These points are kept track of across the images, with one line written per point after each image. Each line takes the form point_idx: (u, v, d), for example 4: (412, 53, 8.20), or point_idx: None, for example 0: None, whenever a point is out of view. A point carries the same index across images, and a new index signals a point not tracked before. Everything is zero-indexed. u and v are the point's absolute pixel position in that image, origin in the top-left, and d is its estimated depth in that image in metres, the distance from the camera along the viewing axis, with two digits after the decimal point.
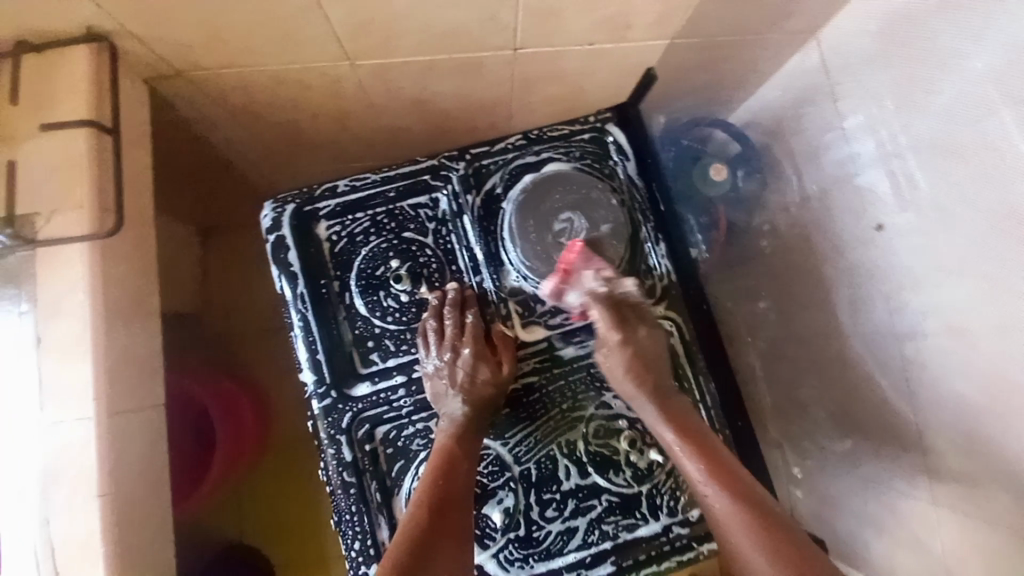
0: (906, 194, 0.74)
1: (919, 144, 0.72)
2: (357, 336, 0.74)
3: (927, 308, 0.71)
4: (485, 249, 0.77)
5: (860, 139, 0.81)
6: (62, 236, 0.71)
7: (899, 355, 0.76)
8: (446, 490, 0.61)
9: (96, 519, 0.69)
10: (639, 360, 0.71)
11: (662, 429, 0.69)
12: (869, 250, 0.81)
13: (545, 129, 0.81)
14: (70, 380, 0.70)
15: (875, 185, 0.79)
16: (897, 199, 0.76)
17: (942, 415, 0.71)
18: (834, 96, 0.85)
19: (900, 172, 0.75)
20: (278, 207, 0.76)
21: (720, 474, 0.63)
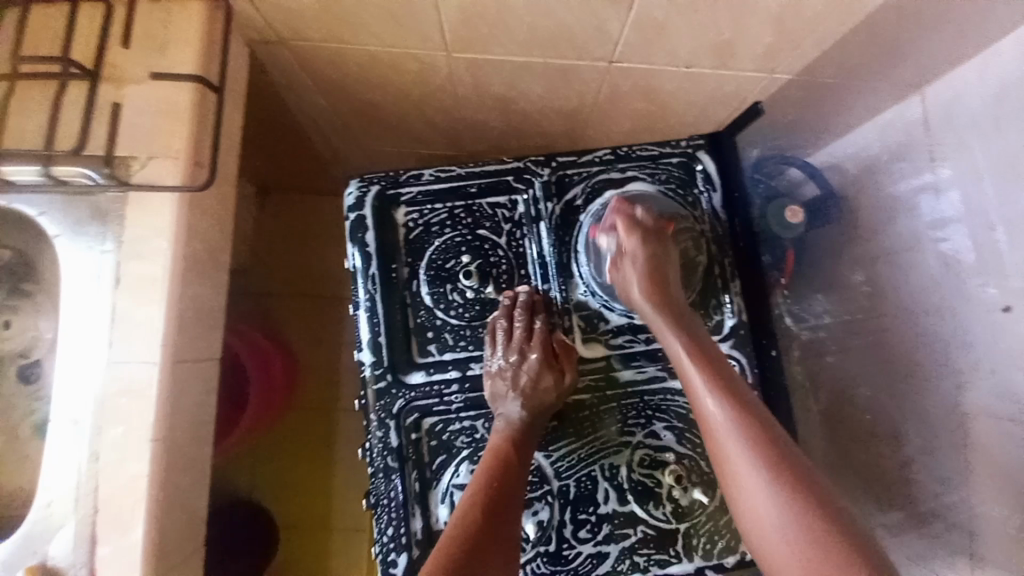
0: (996, 268, 0.72)
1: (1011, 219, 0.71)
2: (418, 325, 0.74)
3: (1008, 390, 0.69)
4: (557, 258, 0.76)
5: (951, 202, 0.79)
6: (155, 182, 0.74)
7: (963, 432, 0.74)
8: (504, 491, 0.62)
9: (146, 462, 0.70)
10: (650, 265, 0.70)
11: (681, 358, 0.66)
12: (944, 319, 0.78)
13: (634, 147, 0.80)
14: (140, 321, 0.72)
15: (961, 253, 0.76)
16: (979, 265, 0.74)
17: (1003, 508, 0.70)
18: (931, 155, 0.82)
19: (994, 245, 0.73)
20: (362, 186, 0.76)
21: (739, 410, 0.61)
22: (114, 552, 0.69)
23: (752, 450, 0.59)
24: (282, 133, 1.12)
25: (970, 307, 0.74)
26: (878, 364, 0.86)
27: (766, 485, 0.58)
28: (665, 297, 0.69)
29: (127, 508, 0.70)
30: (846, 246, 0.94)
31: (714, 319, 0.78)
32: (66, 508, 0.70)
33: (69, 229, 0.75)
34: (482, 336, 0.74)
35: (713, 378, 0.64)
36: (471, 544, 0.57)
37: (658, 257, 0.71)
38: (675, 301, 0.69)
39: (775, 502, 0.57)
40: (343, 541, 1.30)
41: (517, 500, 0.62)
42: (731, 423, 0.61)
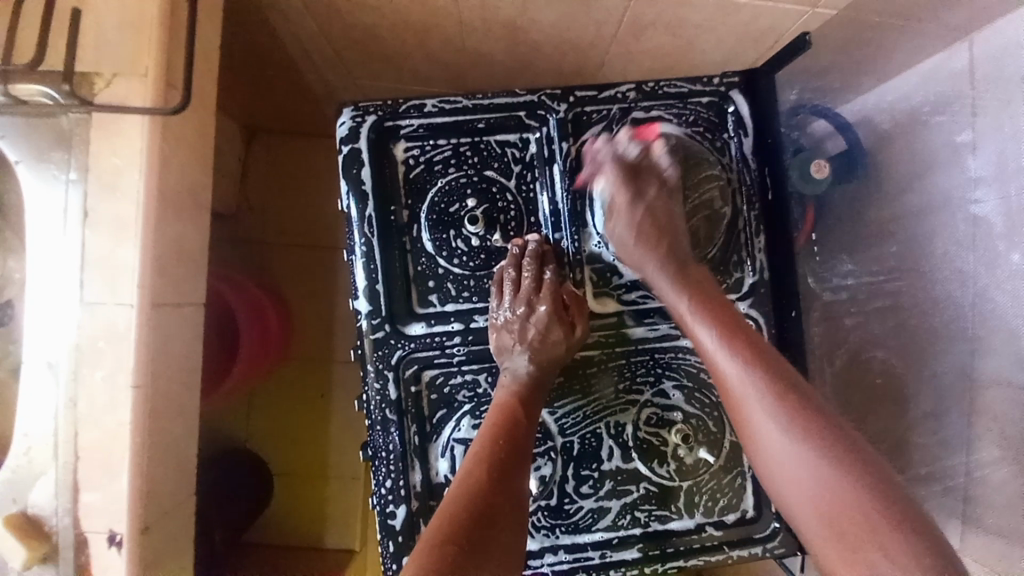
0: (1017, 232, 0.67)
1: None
2: (419, 273, 0.69)
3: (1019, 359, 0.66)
4: (570, 205, 0.70)
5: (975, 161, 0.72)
6: (123, 105, 0.65)
7: (970, 398, 0.72)
8: (510, 450, 0.60)
9: (130, 408, 0.67)
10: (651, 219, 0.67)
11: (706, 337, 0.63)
12: (966, 287, 0.73)
13: (661, 83, 0.72)
14: (114, 259, 0.66)
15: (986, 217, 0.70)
16: (1010, 235, 0.68)
17: (1004, 478, 0.69)
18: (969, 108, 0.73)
19: (1018, 206, 0.67)
20: (357, 117, 0.68)
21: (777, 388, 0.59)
22: (102, 497, 0.67)
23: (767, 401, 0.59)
24: (267, 61, 1.01)
25: (993, 274, 0.69)
26: (892, 330, 0.83)
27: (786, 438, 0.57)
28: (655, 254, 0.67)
29: (111, 455, 0.67)
30: (871, 204, 0.87)
31: (733, 276, 0.73)
32: (49, 453, 0.67)
33: (31, 156, 0.67)
34: (488, 287, 0.69)
35: (728, 330, 0.63)
36: (479, 509, 0.54)
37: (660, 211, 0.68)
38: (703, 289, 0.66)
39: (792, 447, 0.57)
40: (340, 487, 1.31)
41: (526, 463, 0.60)
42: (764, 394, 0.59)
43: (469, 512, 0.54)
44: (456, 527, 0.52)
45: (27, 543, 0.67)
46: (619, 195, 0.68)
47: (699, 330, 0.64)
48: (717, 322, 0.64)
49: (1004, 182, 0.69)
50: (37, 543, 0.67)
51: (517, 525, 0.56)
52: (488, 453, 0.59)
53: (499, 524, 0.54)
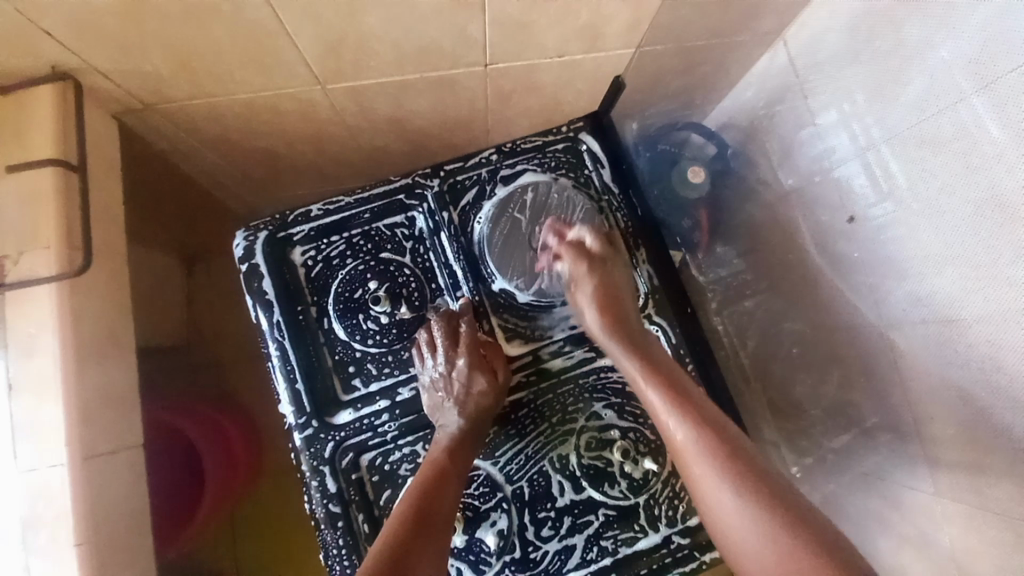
0: (882, 185, 0.76)
1: (892, 136, 0.74)
2: (337, 362, 0.72)
3: (918, 295, 0.71)
4: (464, 265, 0.76)
5: (833, 135, 0.84)
6: (31, 276, 0.70)
7: (889, 345, 0.76)
8: (433, 505, 0.60)
9: (76, 567, 0.66)
10: (603, 287, 0.71)
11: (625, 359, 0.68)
12: (851, 241, 0.81)
13: (519, 140, 0.81)
14: (35, 422, 0.68)
15: (853, 178, 0.80)
16: (874, 188, 0.77)
17: (943, 409, 0.69)
18: (805, 94, 0.89)
19: (876, 165, 0.77)
20: (250, 237, 0.74)
21: (691, 412, 0.63)
22: None
23: (710, 458, 0.60)
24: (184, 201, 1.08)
25: (833, 222, 0.84)
26: (803, 298, 0.89)
27: (713, 466, 0.59)
28: (617, 320, 0.70)
29: None
30: (752, 195, 0.99)
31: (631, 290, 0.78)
32: None
33: None
34: (406, 357, 0.73)
35: (666, 384, 0.66)
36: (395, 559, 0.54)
37: (613, 283, 0.71)
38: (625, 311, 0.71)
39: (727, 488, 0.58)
40: None
41: (450, 517, 0.61)
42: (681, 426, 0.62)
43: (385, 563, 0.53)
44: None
45: None
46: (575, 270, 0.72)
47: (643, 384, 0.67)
48: (653, 371, 0.66)
49: (862, 150, 0.79)
50: None
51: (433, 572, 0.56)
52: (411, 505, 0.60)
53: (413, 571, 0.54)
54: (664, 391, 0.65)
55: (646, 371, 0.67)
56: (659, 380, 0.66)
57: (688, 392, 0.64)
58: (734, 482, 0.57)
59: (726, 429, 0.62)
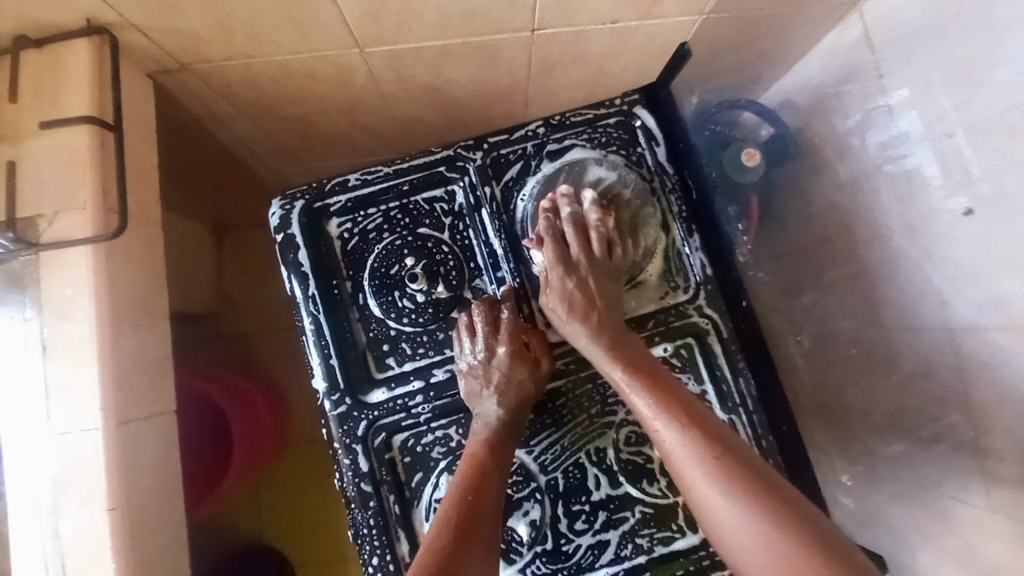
0: (956, 175, 0.68)
1: (976, 124, 0.64)
2: (372, 339, 0.70)
3: (993, 298, 0.64)
4: (505, 244, 0.72)
5: (903, 120, 0.74)
6: (67, 238, 0.68)
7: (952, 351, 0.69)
8: (476, 500, 0.59)
9: (107, 531, 0.66)
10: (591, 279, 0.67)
11: (610, 369, 0.64)
12: (915, 236, 0.74)
13: (568, 113, 0.76)
14: (74, 384, 0.67)
15: (923, 167, 0.72)
16: (947, 178, 0.69)
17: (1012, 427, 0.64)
18: (879, 72, 0.78)
19: (952, 155, 0.68)
20: (286, 205, 0.71)
21: (680, 417, 0.60)
22: None
23: (711, 474, 0.56)
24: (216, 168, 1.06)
25: (927, 216, 0.72)
26: (861, 295, 0.82)
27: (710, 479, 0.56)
28: (608, 318, 0.66)
29: None
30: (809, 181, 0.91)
31: (680, 278, 0.73)
32: None
33: None
34: (442, 337, 0.70)
35: (661, 397, 0.61)
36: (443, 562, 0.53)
37: (599, 269, 0.67)
38: (611, 307, 0.67)
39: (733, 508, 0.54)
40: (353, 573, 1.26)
41: (494, 511, 0.60)
42: (677, 441, 0.59)
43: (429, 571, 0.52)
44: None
45: None
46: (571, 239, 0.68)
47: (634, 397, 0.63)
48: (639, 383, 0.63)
49: (933, 136, 0.70)
50: None
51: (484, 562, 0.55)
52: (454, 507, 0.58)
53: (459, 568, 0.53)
54: (656, 405, 0.61)
55: (632, 378, 0.63)
56: (645, 386, 0.62)
57: (673, 398, 0.61)
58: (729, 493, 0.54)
59: (719, 436, 0.59)
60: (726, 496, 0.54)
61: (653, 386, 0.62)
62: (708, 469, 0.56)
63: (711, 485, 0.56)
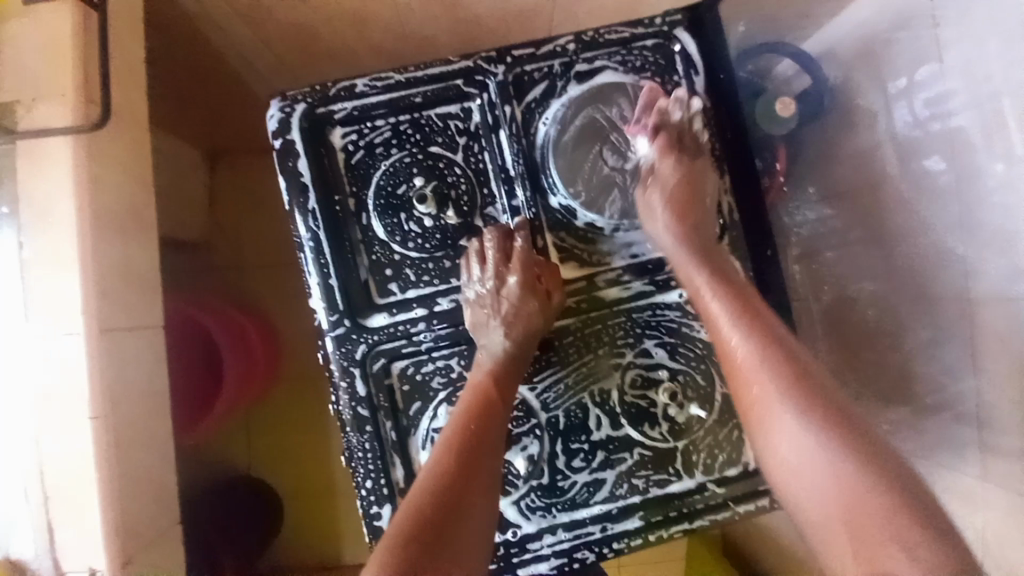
0: (1000, 141, 0.61)
1: None
2: (374, 262, 0.66)
3: (1013, 271, 0.60)
4: (522, 171, 0.66)
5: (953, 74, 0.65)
6: (45, 128, 0.62)
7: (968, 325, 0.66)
8: (479, 432, 0.57)
9: (87, 437, 0.62)
10: (681, 188, 0.64)
11: (692, 267, 0.62)
12: (941, 203, 0.69)
13: (601, 30, 0.68)
14: (57, 287, 0.63)
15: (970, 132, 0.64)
16: (993, 144, 0.62)
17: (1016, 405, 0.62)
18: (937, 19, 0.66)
19: (998, 118, 0.60)
20: (285, 110, 0.65)
21: (757, 328, 0.58)
22: (78, 539, 0.63)
23: (784, 392, 0.54)
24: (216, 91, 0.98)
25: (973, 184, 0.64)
26: (883, 260, 0.78)
27: (778, 392, 0.54)
28: (694, 230, 0.64)
29: (80, 490, 0.63)
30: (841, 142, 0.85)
31: None
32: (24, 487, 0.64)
33: None
34: (448, 266, 0.67)
35: (746, 317, 0.59)
36: (445, 500, 0.52)
37: (694, 180, 0.65)
38: (701, 219, 0.65)
39: (807, 431, 0.52)
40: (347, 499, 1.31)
41: (498, 443, 0.58)
42: (755, 356, 0.57)
43: (432, 505, 0.52)
44: (420, 511, 0.51)
45: None
46: (658, 169, 0.65)
47: (711, 302, 0.61)
48: (719, 288, 0.61)
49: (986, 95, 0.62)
50: None
51: (487, 498, 0.55)
52: (456, 442, 0.56)
53: (461, 510, 0.52)
54: (740, 316, 0.59)
55: (711, 284, 0.62)
56: (723, 289, 0.61)
57: (758, 309, 0.59)
58: (800, 409, 0.53)
59: (803, 358, 0.56)
60: (792, 405, 0.53)
61: (737, 300, 0.60)
62: (778, 378, 0.55)
63: (780, 401, 0.54)
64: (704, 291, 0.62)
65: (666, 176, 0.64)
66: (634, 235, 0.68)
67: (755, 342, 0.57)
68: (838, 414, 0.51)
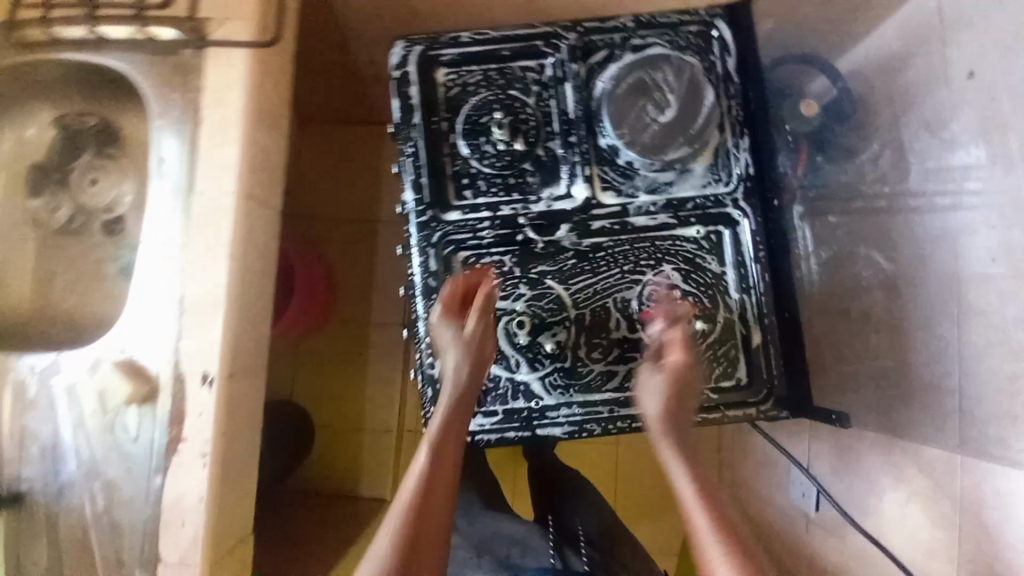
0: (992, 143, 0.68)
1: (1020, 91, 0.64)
2: (456, 172, 0.84)
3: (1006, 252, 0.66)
4: (580, 115, 0.83)
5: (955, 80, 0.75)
6: (229, 41, 0.84)
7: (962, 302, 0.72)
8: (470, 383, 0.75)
9: (225, 271, 0.80)
10: (677, 382, 0.72)
11: (661, 440, 0.70)
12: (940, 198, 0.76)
13: (656, 16, 0.86)
14: (219, 155, 0.82)
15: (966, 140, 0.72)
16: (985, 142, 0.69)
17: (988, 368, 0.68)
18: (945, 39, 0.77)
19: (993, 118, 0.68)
20: (405, 50, 0.84)
21: (706, 481, 0.65)
22: (199, 348, 0.79)
23: (716, 534, 0.59)
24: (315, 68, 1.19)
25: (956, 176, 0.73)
26: (881, 244, 0.86)
27: (716, 535, 0.59)
28: (682, 419, 0.71)
29: (212, 309, 0.79)
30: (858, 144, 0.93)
31: (724, 173, 0.82)
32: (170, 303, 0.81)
33: (155, 83, 0.85)
34: (512, 183, 0.84)
35: (698, 468, 0.67)
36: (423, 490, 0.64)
37: (691, 373, 0.74)
38: (688, 417, 0.72)
39: (733, 569, 0.55)
40: (372, 441, 1.48)
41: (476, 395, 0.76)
42: (699, 499, 0.63)
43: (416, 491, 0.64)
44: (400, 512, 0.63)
45: (130, 381, 0.79)
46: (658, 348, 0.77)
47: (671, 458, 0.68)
48: (683, 454, 0.69)
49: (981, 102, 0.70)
50: (141, 380, 0.79)
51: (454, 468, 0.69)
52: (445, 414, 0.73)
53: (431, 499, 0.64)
54: (695, 468, 0.67)
55: (677, 441, 0.70)
56: (687, 458, 0.68)
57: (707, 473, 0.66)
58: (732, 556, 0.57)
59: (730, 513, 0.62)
60: (722, 543, 0.58)
61: (693, 459, 0.68)
62: (714, 520, 0.60)
63: (714, 543, 0.58)
64: (672, 457, 0.69)
65: (677, 343, 0.75)
66: (666, 176, 0.82)
67: (703, 493, 0.64)
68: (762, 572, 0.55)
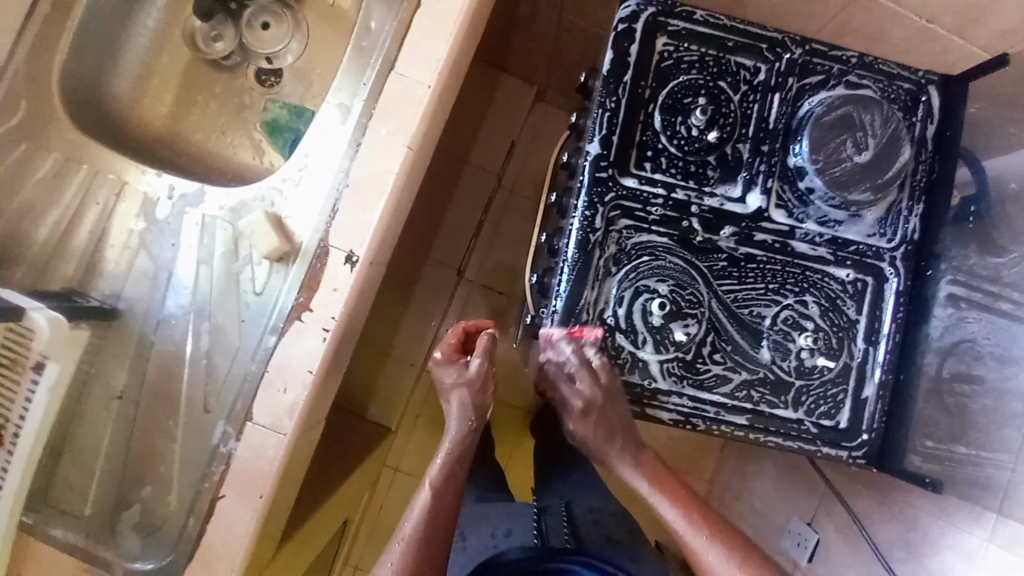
0: None
1: None
2: (643, 141, 0.84)
3: None
4: (778, 129, 0.85)
5: None
6: None
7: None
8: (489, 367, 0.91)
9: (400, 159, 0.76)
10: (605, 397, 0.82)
11: (639, 481, 0.86)
12: None
13: (877, 60, 0.87)
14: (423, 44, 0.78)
15: None
16: None
17: None
18: None
19: None
20: (637, 7, 0.83)
21: (677, 496, 0.83)
22: (353, 227, 0.76)
23: (699, 527, 0.79)
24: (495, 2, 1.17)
25: None
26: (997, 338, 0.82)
27: (700, 532, 0.78)
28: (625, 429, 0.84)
29: (376, 192, 0.77)
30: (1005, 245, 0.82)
31: (890, 230, 0.86)
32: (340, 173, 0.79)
33: None
34: (694, 170, 0.84)
35: (674, 494, 0.84)
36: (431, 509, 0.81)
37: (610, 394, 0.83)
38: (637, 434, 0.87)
39: (723, 555, 0.76)
40: (395, 368, 1.47)
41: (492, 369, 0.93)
42: (679, 516, 0.80)
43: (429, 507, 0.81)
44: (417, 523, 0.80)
45: (275, 236, 0.77)
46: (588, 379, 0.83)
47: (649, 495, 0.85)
48: (654, 478, 0.86)
49: None
50: (287, 239, 0.78)
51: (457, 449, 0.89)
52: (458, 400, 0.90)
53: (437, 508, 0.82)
54: (666, 494, 0.84)
55: (648, 483, 0.85)
56: (660, 488, 0.85)
57: (670, 481, 0.85)
58: (712, 536, 0.77)
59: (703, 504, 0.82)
60: (705, 531, 0.78)
61: (665, 486, 0.85)
62: (692, 517, 0.80)
63: (697, 533, 0.78)
64: (653, 497, 0.84)
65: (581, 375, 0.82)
66: (838, 214, 0.85)
67: (673, 505, 0.82)
68: (730, 539, 0.77)
